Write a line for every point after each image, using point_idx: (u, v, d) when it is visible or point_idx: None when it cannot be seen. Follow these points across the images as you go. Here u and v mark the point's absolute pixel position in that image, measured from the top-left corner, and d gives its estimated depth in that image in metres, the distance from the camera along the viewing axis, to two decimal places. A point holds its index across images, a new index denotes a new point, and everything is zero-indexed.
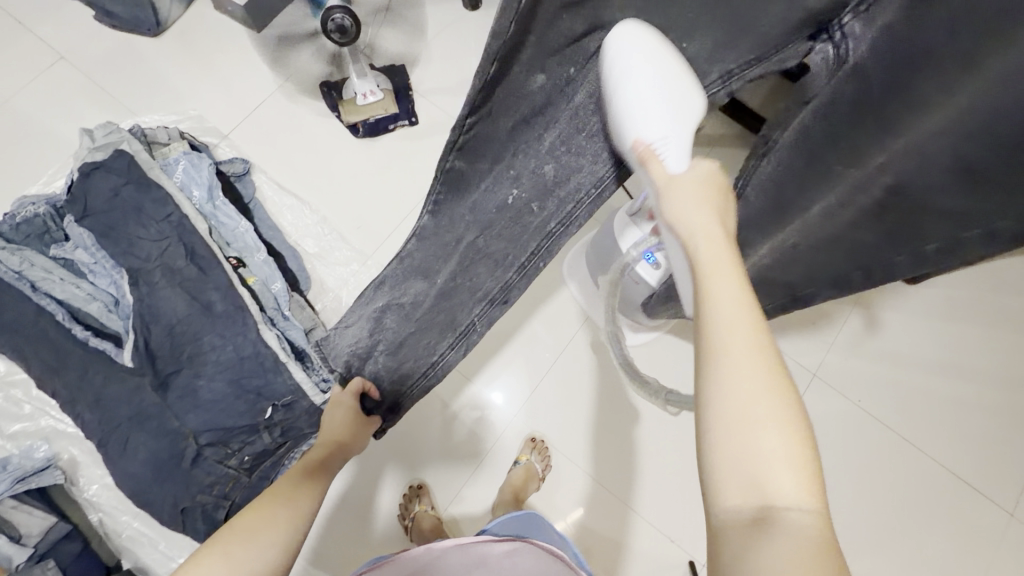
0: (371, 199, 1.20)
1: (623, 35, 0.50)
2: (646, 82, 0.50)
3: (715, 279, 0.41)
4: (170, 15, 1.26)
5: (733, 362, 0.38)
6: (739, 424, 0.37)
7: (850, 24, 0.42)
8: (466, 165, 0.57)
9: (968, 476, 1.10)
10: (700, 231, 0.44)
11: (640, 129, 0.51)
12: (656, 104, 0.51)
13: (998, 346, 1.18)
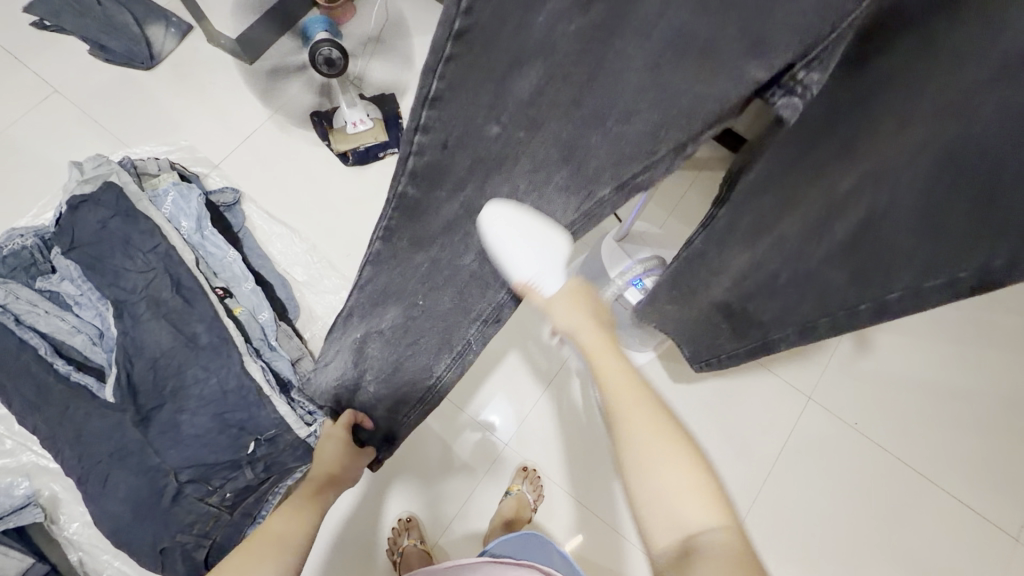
0: (361, 226, 1.20)
1: (491, 214, 0.50)
2: (513, 238, 0.50)
3: (606, 367, 0.51)
4: (163, 48, 1.29)
5: (635, 431, 0.47)
6: (651, 477, 0.46)
7: (808, 75, 0.34)
8: (421, 194, 0.51)
9: (967, 499, 1.08)
10: (583, 331, 0.54)
11: (517, 272, 0.53)
12: (526, 253, 0.51)
13: (992, 366, 1.17)
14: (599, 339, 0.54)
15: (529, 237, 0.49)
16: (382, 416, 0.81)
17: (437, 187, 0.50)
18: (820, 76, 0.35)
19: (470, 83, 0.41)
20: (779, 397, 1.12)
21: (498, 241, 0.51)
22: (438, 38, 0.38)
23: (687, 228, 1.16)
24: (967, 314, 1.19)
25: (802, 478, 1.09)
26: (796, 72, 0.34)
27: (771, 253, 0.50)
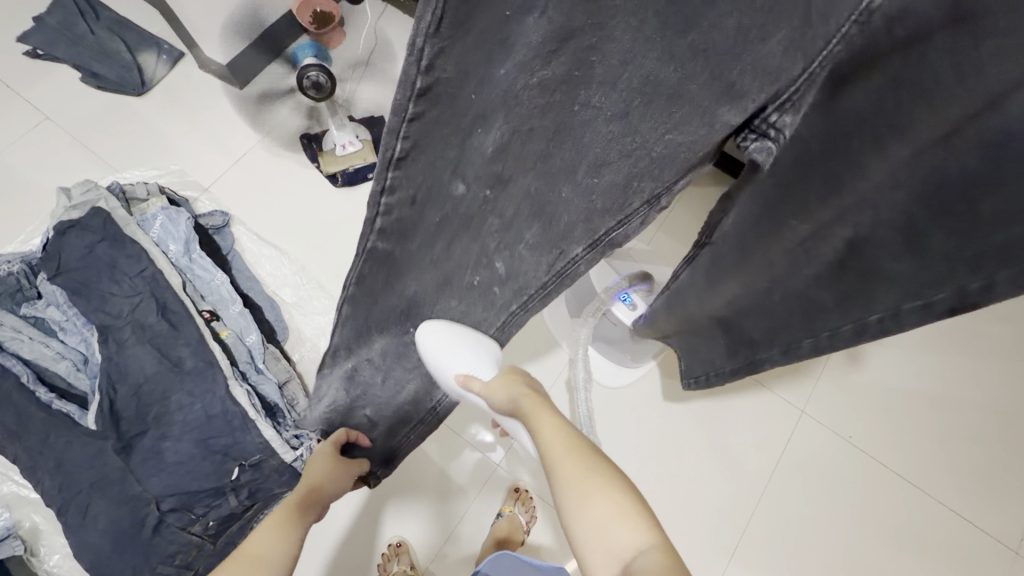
0: (349, 246, 1.20)
1: (427, 327, 0.61)
2: (448, 344, 0.59)
3: (535, 418, 0.55)
4: (155, 75, 1.31)
5: (561, 472, 0.51)
6: (583, 512, 0.49)
7: (780, 119, 0.34)
8: (390, 246, 0.55)
9: (965, 512, 1.07)
10: (515, 393, 0.58)
11: (452, 367, 0.60)
12: (459, 347, 0.59)
13: (983, 376, 1.16)
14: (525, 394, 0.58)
15: (461, 338, 0.59)
16: (383, 435, 0.82)
17: (408, 239, 0.55)
18: (793, 119, 0.34)
19: (436, 136, 0.45)
20: (772, 412, 1.12)
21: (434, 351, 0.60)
22: (404, 90, 0.41)
23: (675, 243, 1.16)
24: (959, 326, 1.19)
25: (797, 493, 1.07)
26: (767, 115, 0.34)
27: None
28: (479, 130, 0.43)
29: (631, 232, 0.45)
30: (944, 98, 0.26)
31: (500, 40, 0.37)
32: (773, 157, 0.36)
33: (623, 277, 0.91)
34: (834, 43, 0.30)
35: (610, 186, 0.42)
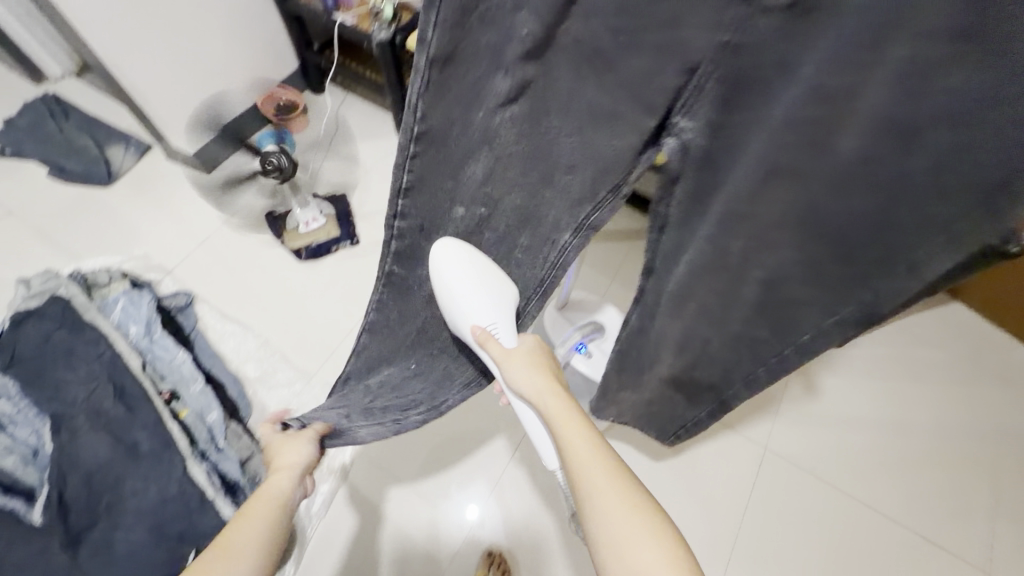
0: (314, 316, 1.23)
1: (440, 252, 0.51)
2: (471, 284, 0.51)
3: (562, 422, 0.52)
4: (121, 166, 1.36)
5: (591, 487, 0.48)
6: (614, 538, 0.46)
7: (683, 124, 0.38)
8: (405, 274, 0.55)
9: (934, 535, 1.08)
10: (545, 395, 0.54)
11: (472, 319, 0.54)
12: (481, 296, 0.53)
13: (929, 399, 1.22)
14: (557, 394, 0.55)
15: (485, 288, 0.52)
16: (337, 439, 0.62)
17: (416, 266, 0.55)
18: (694, 124, 0.37)
19: (435, 173, 0.46)
20: (737, 450, 1.14)
21: (448, 283, 0.51)
22: (404, 139, 0.42)
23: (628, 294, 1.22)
24: (897, 354, 1.27)
25: (772, 531, 1.08)
26: (674, 119, 0.38)
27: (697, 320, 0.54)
28: (469, 163, 0.46)
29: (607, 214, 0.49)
30: (826, 122, 0.32)
31: (474, 92, 0.40)
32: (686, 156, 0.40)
33: (576, 328, 0.95)
34: (707, 66, 0.33)
35: (580, 193, 0.47)
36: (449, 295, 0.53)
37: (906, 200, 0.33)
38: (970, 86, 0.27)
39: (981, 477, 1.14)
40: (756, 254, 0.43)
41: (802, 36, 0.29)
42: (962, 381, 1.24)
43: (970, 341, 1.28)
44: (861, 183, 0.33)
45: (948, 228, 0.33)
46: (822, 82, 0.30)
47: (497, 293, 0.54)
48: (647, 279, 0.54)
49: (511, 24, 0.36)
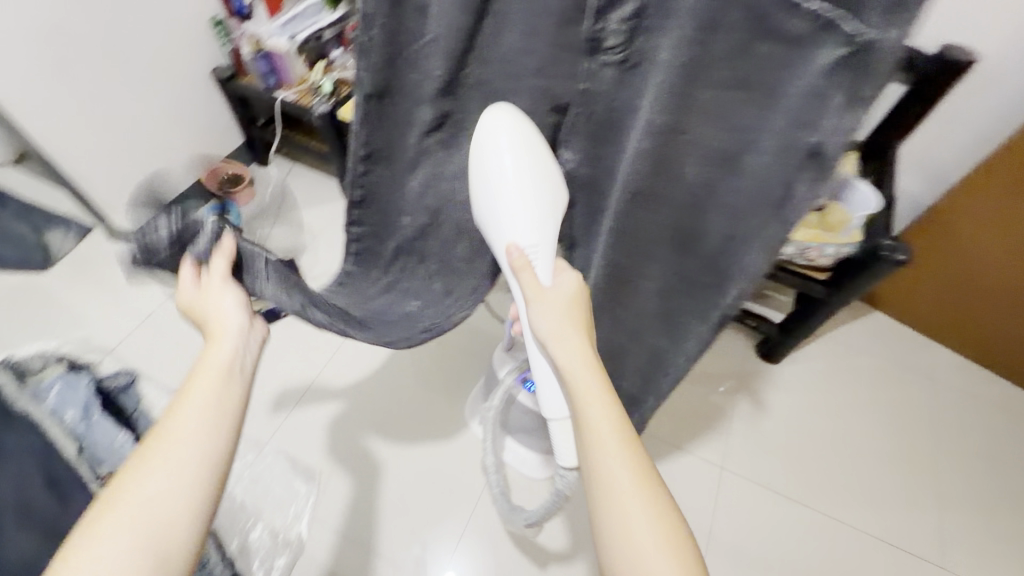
0: (266, 383, 1.21)
1: (494, 122, 0.48)
2: (513, 185, 0.49)
3: (587, 390, 0.48)
4: (60, 249, 1.35)
5: (599, 467, 0.46)
6: (611, 510, 0.45)
7: (568, 158, 0.52)
8: (359, 274, 0.68)
9: (890, 535, 1.12)
10: (568, 357, 0.50)
11: (509, 236, 0.51)
12: (524, 206, 0.50)
13: (872, 404, 1.27)
14: (587, 358, 0.50)
15: (528, 197, 0.49)
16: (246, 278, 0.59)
17: (371, 270, 0.68)
18: (575, 156, 0.51)
19: (385, 191, 0.59)
20: (696, 473, 1.17)
21: (487, 180, 0.49)
22: (354, 145, 0.54)
23: None
24: (837, 361, 1.32)
25: (739, 552, 1.09)
26: (561, 152, 0.52)
27: (619, 325, 0.62)
28: (414, 175, 0.58)
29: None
30: (659, 154, 0.42)
31: (410, 121, 0.52)
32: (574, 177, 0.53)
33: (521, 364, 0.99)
34: (576, 107, 0.47)
35: None
36: (488, 195, 0.50)
37: (733, 212, 0.43)
38: (746, 119, 0.37)
39: (926, 471, 1.19)
40: (637, 266, 0.54)
41: (632, 83, 0.41)
42: (899, 381, 1.30)
43: (901, 340, 1.36)
44: (696, 203, 0.45)
45: (771, 240, 0.42)
46: (651, 123, 0.40)
47: (544, 202, 0.50)
48: None
49: (426, 69, 0.47)
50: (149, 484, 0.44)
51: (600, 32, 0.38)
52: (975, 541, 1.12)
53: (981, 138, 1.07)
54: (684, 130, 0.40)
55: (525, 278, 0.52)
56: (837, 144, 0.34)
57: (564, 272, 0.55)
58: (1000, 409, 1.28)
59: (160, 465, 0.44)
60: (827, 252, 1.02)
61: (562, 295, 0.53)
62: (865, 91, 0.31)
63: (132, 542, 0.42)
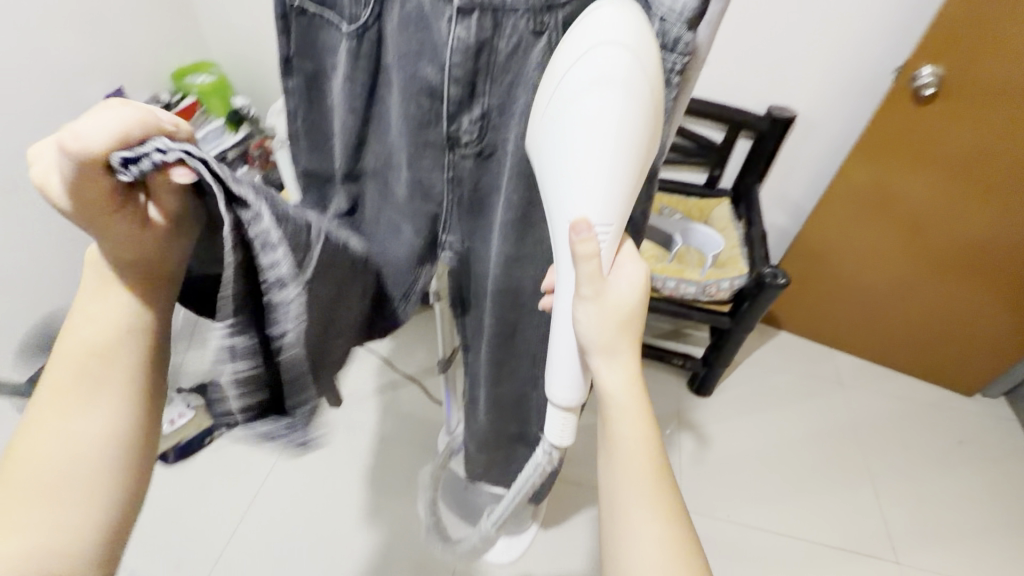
0: (191, 523, 1.09)
1: (603, 45, 0.35)
2: (592, 147, 0.37)
3: (630, 428, 0.46)
4: None
5: (625, 508, 0.46)
6: (632, 540, 0.45)
7: (450, 242, 0.54)
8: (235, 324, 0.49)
9: (844, 541, 1.17)
10: (612, 382, 0.45)
11: (581, 204, 0.40)
12: (599, 172, 0.38)
13: (799, 417, 1.36)
14: (636, 391, 0.46)
15: (606, 172, 0.38)
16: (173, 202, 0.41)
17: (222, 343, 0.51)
18: (456, 240, 0.54)
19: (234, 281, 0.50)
20: None
21: (573, 114, 0.37)
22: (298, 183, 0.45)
23: None
24: (760, 383, 1.42)
25: None
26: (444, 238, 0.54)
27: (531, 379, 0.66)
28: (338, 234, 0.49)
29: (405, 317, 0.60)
30: (528, 223, 0.50)
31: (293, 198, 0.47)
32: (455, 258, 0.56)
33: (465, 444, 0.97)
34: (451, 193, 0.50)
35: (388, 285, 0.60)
36: (555, 148, 0.38)
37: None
38: None
39: (859, 471, 1.28)
40: (524, 321, 0.59)
41: (492, 170, 0.48)
42: (814, 390, 1.42)
43: (805, 353, 1.49)
44: None
45: None
46: (513, 198, 0.48)
47: (616, 186, 0.39)
48: (467, 355, 0.68)
49: None
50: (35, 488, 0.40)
51: (455, 132, 0.45)
52: (916, 529, 1.20)
53: (820, 174, 1.28)
54: (537, 200, 0.48)
55: (588, 263, 0.40)
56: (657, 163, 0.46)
57: (631, 266, 0.45)
58: (900, 399, 1.42)
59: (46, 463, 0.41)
60: (724, 286, 1.13)
61: (625, 300, 0.44)
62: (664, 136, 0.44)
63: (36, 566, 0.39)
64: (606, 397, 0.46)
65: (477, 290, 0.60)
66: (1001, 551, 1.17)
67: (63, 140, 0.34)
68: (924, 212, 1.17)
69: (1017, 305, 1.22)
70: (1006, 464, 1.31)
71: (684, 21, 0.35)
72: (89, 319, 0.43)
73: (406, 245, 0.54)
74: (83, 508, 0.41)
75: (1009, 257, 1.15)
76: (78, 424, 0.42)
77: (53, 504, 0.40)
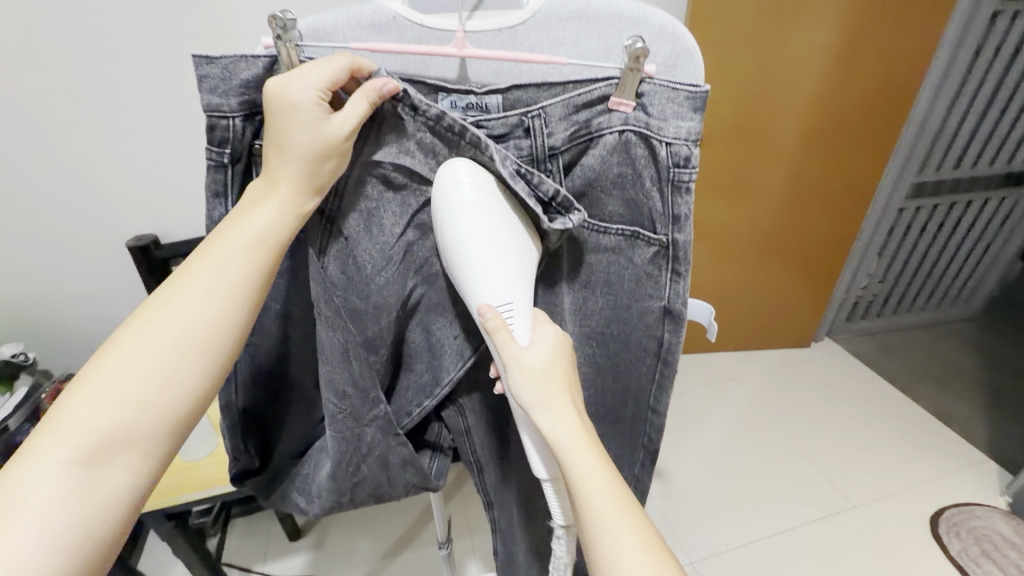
0: None
1: (459, 174, 0.34)
2: (469, 234, 0.34)
3: (597, 493, 0.33)
4: None
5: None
6: None
7: (460, 409, 0.51)
8: (348, 408, 0.42)
9: (812, 513, 1.26)
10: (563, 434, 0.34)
11: (480, 291, 0.35)
12: (495, 269, 0.34)
13: (720, 419, 1.48)
14: (589, 442, 0.34)
15: (507, 279, 0.35)
16: (408, 141, 0.36)
17: (355, 420, 0.43)
18: (469, 400, 0.50)
19: (301, 411, 0.49)
20: None
21: (453, 213, 0.34)
22: (382, 208, 0.39)
23: (475, 526, 1.11)
24: (678, 404, 1.53)
25: None
26: (457, 401, 0.50)
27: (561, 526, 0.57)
28: (377, 276, 0.40)
29: (444, 462, 0.55)
30: None
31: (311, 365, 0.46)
32: (465, 413, 0.51)
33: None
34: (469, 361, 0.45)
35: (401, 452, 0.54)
36: (444, 243, 0.35)
37: (622, 384, 0.46)
38: (631, 274, 0.41)
39: (786, 445, 1.42)
40: None
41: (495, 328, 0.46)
42: (718, 391, 1.57)
43: (696, 364, 1.66)
44: (616, 394, 0.47)
45: (658, 390, 0.45)
46: None
47: (521, 282, 0.35)
48: (494, 509, 0.58)
49: (278, 350, 0.46)
50: (110, 388, 0.32)
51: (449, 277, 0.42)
52: (848, 469, 1.36)
53: None
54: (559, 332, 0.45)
55: (501, 348, 0.34)
56: (681, 300, 0.40)
57: (539, 326, 0.37)
58: (777, 369, 1.66)
59: (154, 336, 0.33)
60: None
61: (539, 359, 0.35)
62: (684, 269, 0.39)
63: (92, 428, 0.31)
64: (559, 459, 0.34)
65: (495, 437, 0.53)
66: (902, 455, 1.39)
67: (321, 61, 0.33)
68: (718, 228, 1.41)
69: (801, 266, 1.54)
70: (863, 387, 1.60)
71: (694, 139, 0.34)
72: (231, 215, 0.35)
73: (421, 387, 0.47)
74: (163, 407, 0.33)
75: (780, 224, 1.44)
76: (181, 313, 0.34)
77: (129, 408, 0.32)
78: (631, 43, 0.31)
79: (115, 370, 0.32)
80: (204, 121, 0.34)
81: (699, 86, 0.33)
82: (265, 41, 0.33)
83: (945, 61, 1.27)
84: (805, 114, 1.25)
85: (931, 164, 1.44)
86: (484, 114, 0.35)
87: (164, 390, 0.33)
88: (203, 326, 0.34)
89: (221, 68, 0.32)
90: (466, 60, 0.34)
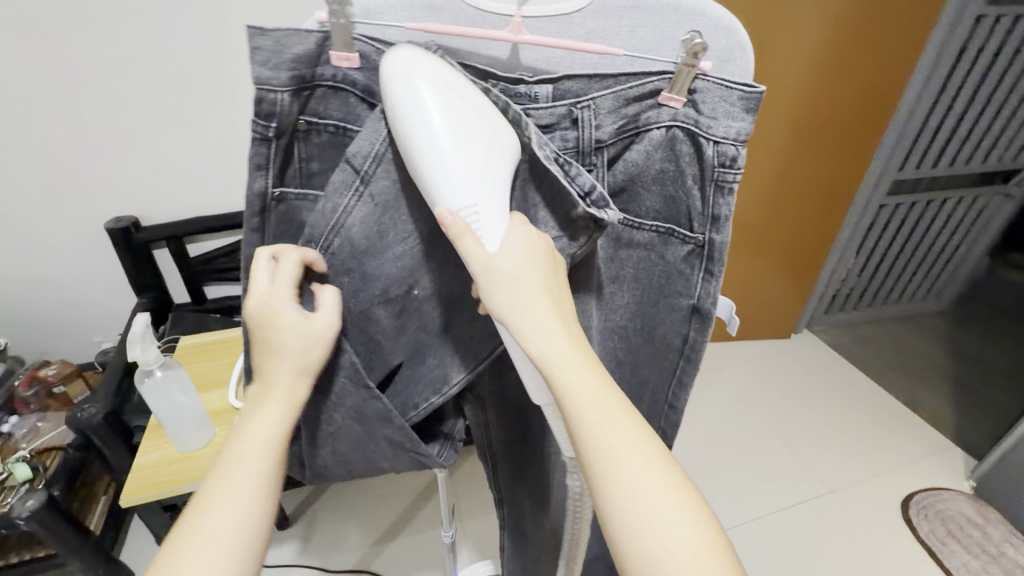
0: None
1: (402, 61, 0.32)
2: (427, 126, 0.31)
3: (592, 403, 0.31)
4: None
5: (649, 519, 0.29)
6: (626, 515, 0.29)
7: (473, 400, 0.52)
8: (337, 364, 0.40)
9: (790, 498, 1.31)
10: (549, 342, 0.31)
11: (443, 187, 0.31)
12: (454, 157, 0.31)
13: (703, 407, 1.53)
14: (579, 352, 0.32)
15: (473, 177, 0.32)
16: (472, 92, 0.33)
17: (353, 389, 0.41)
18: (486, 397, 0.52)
19: None
20: None
21: (402, 97, 0.31)
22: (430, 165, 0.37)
23: (469, 513, 1.11)
24: None
25: None
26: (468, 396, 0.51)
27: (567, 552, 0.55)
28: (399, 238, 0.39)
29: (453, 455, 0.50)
30: None
31: None
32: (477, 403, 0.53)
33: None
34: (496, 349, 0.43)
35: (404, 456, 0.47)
36: (401, 137, 0.32)
37: (641, 377, 0.46)
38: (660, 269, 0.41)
39: (767, 432, 1.47)
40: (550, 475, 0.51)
41: None
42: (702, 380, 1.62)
43: None
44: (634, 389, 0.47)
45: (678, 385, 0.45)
46: None
47: (489, 174, 0.32)
48: (504, 506, 0.62)
49: None
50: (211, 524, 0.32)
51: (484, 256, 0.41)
52: (824, 455, 1.41)
53: None
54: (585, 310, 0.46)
55: (466, 256, 0.31)
56: (710, 300, 0.40)
57: (513, 224, 0.33)
58: (758, 358, 1.71)
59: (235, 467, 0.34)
60: None
61: (511, 264, 0.32)
62: (719, 270, 0.38)
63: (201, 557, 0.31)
64: (546, 375, 0.31)
65: (510, 442, 0.55)
66: (873, 441, 1.46)
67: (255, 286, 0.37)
68: None
69: (785, 260, 1.57)
70: (834, 374, 1.67)
71: (742, 141, 0.34)
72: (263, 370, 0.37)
73: (434, 382, 0.44)
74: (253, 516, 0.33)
75: (766, 220, 1.47)
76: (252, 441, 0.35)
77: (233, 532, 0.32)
78: (689, 38, 0.32)
79: (208, 503, 0.33)
80: (253, 94, 0.33)
81: (755, 87, 0.33)
82: (320, 16, 0.34)
83: (930, 64, 1.30)
84: (794, 112, 1.28)
85: (911, 163, 1.48)
86: (533, 104, 0.35)
87: (266, 487, 0.34)
88: (272, 443, 0.36)
89: (275, 40, 0.32)
90: (518, 46, 0.34)
